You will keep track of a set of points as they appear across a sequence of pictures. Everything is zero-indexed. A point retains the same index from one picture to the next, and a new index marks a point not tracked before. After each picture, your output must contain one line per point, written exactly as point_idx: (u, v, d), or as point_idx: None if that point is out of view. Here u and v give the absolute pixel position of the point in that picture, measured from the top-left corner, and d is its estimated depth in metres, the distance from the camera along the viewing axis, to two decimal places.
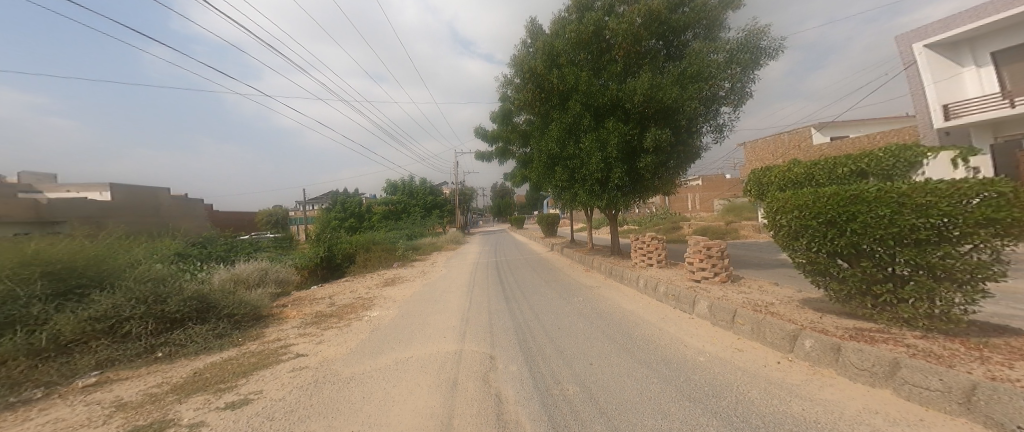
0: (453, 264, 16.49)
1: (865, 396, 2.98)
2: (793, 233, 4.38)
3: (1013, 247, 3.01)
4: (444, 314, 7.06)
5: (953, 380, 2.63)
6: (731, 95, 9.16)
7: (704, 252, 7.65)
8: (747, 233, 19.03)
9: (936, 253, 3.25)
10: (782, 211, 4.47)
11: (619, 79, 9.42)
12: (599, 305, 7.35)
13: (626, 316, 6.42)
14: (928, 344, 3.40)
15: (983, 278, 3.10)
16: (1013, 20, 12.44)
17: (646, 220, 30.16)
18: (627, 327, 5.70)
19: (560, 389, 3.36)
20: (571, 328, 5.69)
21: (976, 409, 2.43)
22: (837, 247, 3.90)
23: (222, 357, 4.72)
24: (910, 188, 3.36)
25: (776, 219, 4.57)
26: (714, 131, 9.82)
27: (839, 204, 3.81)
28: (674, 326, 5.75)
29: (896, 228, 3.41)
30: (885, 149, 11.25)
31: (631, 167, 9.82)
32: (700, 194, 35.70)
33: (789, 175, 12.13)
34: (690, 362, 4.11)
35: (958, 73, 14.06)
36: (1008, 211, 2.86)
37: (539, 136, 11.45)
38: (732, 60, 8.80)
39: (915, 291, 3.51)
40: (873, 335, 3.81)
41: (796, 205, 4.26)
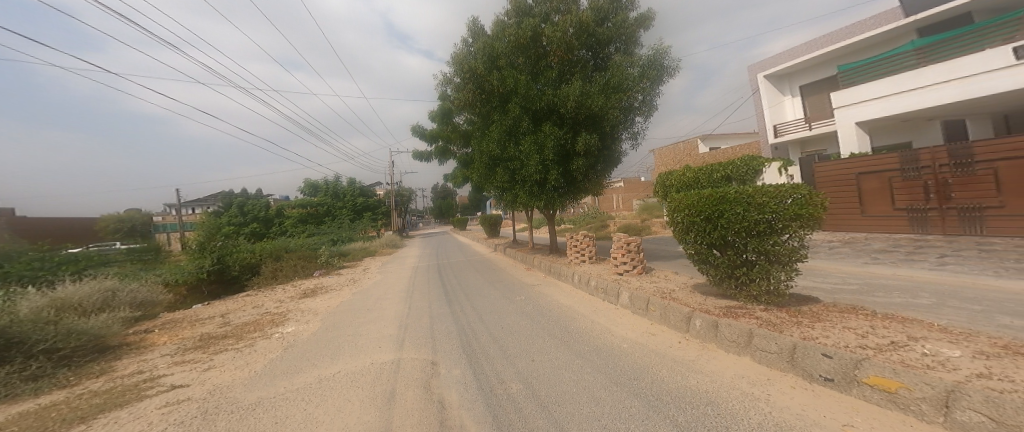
0: (387, 269, 15.71)
1: (737, 363, 3.65)
2: (683, 228, 5.07)
3: (812, 234, 4.02)
4: (377, 322, 6.74)
5: (784, 343, 3.35)
6: (644, 107, 10.11)
7: (625, 247, 8.45)
8: (658, 230, 21.37)
9: (770, 241, 4.14)
10: (677, 209, 5.16)
11: (551, 84, 9.84)
12: (541, 302, 7.67)
13: (563, 311, 6.81)
14: (769, 315, 4.24)
15: (797, 260, 4.03)
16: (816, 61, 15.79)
17: (579, 219, 31.98)
18: (564, 322, 6.07)
19: (504, 389, 3.51)
20: (509, 327, 5.91)
21: (797, 365, 3.14)
22: (712, 239, 4.63)
23: (41, 404, 3.90)
24: (753, 190, 4.23)
25: (673, 217, 5.27)
26: (630, 138, 10.77)
27: (713, 203, 4.55)
28: (601, 317, 6.27)
29: (746, 223, 4.21)
30: (742, 159, 13.42)
31: (566, 170, 10.29)
32: (623, 196, 39.04)
33: (683, 178, 13.99)
34: (616, 348, 4.57)
35: (780, 101, 17.35)
36: (811, 207, 3.91)
37: (479, 137, 11.48)
38: (643, 74, 9.74)
39: (760, 272, 4.36)
40: (735, 311, 4.60)
41: (687, 205, 4.99)
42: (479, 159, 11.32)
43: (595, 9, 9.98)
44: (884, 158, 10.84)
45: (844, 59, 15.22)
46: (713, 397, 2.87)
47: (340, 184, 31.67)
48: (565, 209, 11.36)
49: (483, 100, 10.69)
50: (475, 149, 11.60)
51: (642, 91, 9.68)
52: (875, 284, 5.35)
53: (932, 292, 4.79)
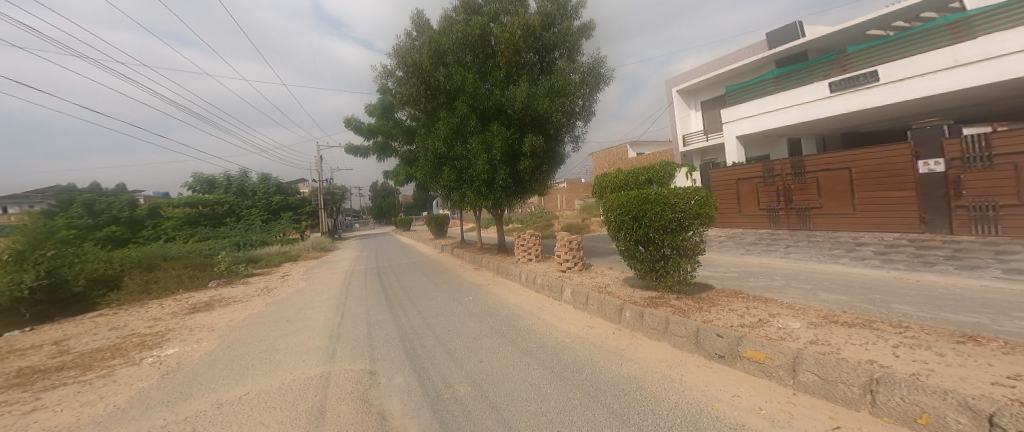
0: (315, 275, 14.36)
1: (660, 349, 3.99)
2: (613, 227, 5.42)
3: (708, 229, 4.73)
4: (302, 334, 6.14)
5: (691, 328, 3.76)
6: (584, 112, 10.24)
7: (567, 245, 8.83)
8: (596, 228, 22.51)
9: (680, 237, 4.71)
10: (608, 209, 5.46)
11: (498, 84, 9.83)
12: (488, 302, 7.58)
13: (511, 309, 6.77)
14: (680, 302, 4.75)
15: (699, 252, 4.68)
16: (710, 81, 17.80)
17: (526, 219, 32.47)
18: (512, 320, 6.01)
19: (451, 393, 3.28)
20: (453, 328, 5.72)
21: (701, 345, 3.56)
22: (637, 236, 5.01)
23: None
24: (669, 192, 4.73)
25: (605, 217, 5.59)
26: (573, 141, 10.98)
27: (637, 204, 4.92)
28: (547, 314, 6.31)
29: (663, 221, 4.69)
30: (660, 164, 14.83)
31: (513, 169, 10.35)
32: (567, 195, 40.55)
33: (617, 180, 15.00)
34: (559, 344, 4.64)
35: (687, 114, 19.20)
36: (707, 207, 4.63)
37: (425, 133, 11.18)
38: (584, 80, 9.81)
39: (672, 265, 4.90)
40: (656, 301, 5.02)
41: (616, 205, 5.30)
42: (425, 156, 11.02)
43: (543, 12, 9.98)
44: (750, 167, 12.54)
45: (729, 81, 17.29)
46: (650, 387, 3.05)
47: (248, 180, 24.50)
48: (512, 208, 11.48)
49: (431, 96, 10.50)
50: (420, 146, 11.30)
51: (583, 98, 9.78)
52: (758, 272, 6.36)
53: (796, 276, 5.86)
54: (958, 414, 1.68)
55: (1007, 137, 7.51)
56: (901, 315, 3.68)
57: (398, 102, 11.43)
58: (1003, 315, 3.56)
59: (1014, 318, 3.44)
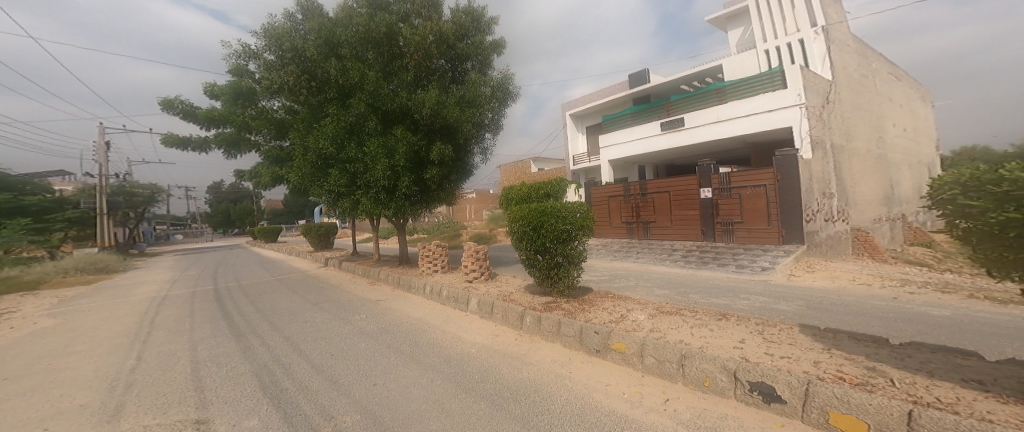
0: (63, 311, 8.91)
1: (554, 349, 4.01)
2: (514, 236, 5.66)
3: (589, 240, 5.39)
4: (77, 379, 4.00)
5: (576, 327, 3.93)
6: (493, 125, 10.37)
7: (475, 255, 8.77)
8: (501, 239, 22.87)
9: (569, 246, 5.25)
10: (511, 220, 5.68)
11: (402, 87, 9.51)
12: (383, 319, 6.69)
13: (412, 324, 6.10)
14: (568, 305, 5.13)
15: (584, 259, 5.30)
16: (592, 109, 19.91)
17: (431, 229, 31.45)
18: (414, 335, 5.40)
19: (336, 425, 2.71)
20: (335, 353, 4.64)
21: (585, 341, 3.75)
22: (535, 246, 5.33)
23: None
24: (561, 205, 5.24)
25: (507, 226, 5.79)
26: (481, 153, 11.06)
27: (536, 215, 5.29)
28: (452, 325, 5.81)
29: (554, 232, 5.16)
30: (552, 180, 16.07)
31: (418, 177, 10.02)
32: (475, 207, 40.80)
33: (521, 193, 15.89)
34: (464, 355, 4.22)
35: (575, 136, 21.19)
36: (589, 221, 5.29)
37: (306, 129, 9.99)
38: (493, 94, 9.97)
39: (563, 273, 5.38)
40: (552, 305, 5.26)
41: (519, 216, 5.55)
42: (307, 155, 9.84)
43: (456, 21, 10.02)
44: (614, 185, 13.55)
45: (607, 111, 19.59)
46: (554, 388, 3.00)
47: None
48: (418, 218, 10.98)
49: (318, 88, 9.61)
50: (298, 144, 10.08)
51: (491, 112, 9.94)
52: (619, 274, 7.44)
53: (642, 276, 7.20)
54: (722, 374, 2.55)
55: (738, 175, 10.33)
56: (744, 313, 4.42)
57: (267, 89, 9.97)
58: (806, 314, 4.57)
59: (742, 299, 5.30)
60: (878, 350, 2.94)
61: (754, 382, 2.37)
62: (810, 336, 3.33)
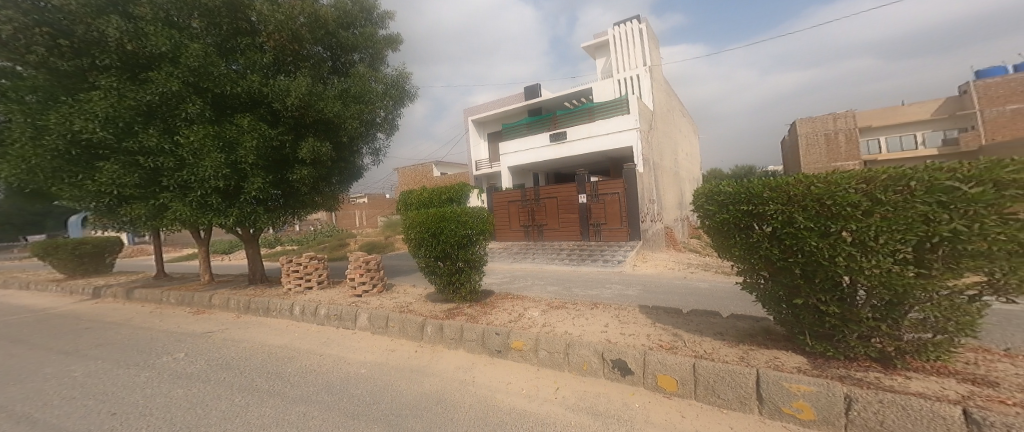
0: None
1: (459, 356, 3.85)
2: (413, 243, 5.45)
3: (488, 244, 5.57)
4: None
5: (478, 332, 3.88)
6: (385, 124, 8.07)
7: (363, 266, 7.54)
8: (399, 248, 21.54)
9: (470, 251, 5.33)
10: (408, 227, 5.47)
11: (252, 71, 6.40)
12: (218, 354, 4.55)
13: (273, 353, 4.46)
14: (471, 310, 5.09)
15: (484, 263, 5.41)
16: (495, 116, 20.43)
17: (310, 237, 27.79)
18: (281, 364, 4.09)
19: None
20: (118, 411, 3.02)
21: (487, 344, 3.75)
22: (435, 252, 5.24)
23: None
24: (462, 211, 5.29)
25: (405, 233, 5.55)
26: (373, 155, 8.56)
27: (435, 221, 5.21)
28: (333, 345, 4.70)
29: (456, 237, 5.17)
30: (457, 184, 16.11)
31: (279, 178, 6.85)
32: (367, 213, 37.78)
33: (421, 197, 15.46)
34: (350, 378, 3.59)
35: (478, 143, 21.27)
36: (487, 226, 5.48)
37: (43, 107, 5.82)
38: (386, 92, 7.64)
39: (464, 278, 5.41)
40: (456, 312, 5.14)
41: (417, 223, 5.37)
42: (45, 139, 5.72)
43: (337, 6, 7.27)
44: (514, 191, 13.90)
45: (509, 120, 20.34)
46: (457, 398, 2.92)
47: None
48: (279, 228, 7.72)
49: (76, 52, 5.80)
50: (25, 125, 5.75)
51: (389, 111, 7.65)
52: (517, 275, 7.78)
53: (535, 275, 7.68)
54: (594, 356, 2.98)
55: (604, 184, 12.02)
56: (621, 304, 4.93)
57: None
58: (665, 301, 5.32)
59: (604, 289, 6.00)
60: (678, 319, 3.73)
61: (614, 359, 2.88)
62: (677, 319, 3.75)
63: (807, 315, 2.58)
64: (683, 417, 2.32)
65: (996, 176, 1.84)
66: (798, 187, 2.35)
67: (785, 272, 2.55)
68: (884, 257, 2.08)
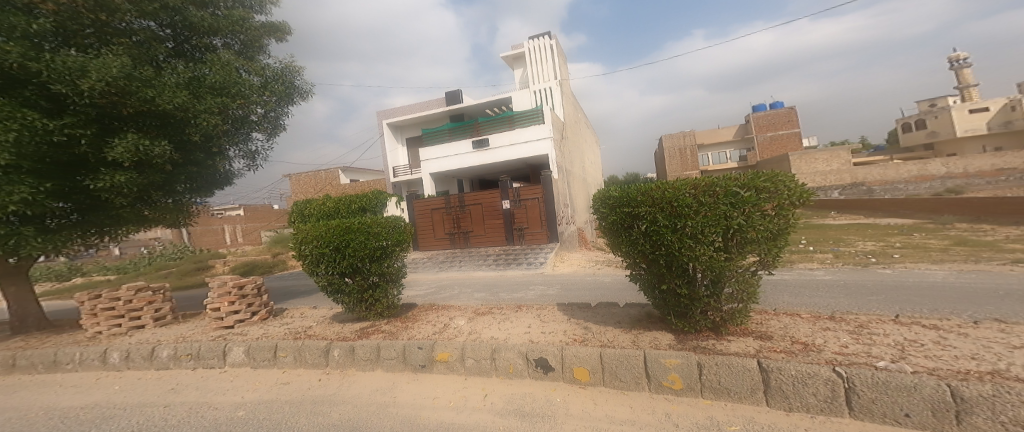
0: None
1: (375, 376, 3.53)
2: (312, 259, 4.76)
3: (406, 255, 5.33)
4: None
5: (397, 348, 3.58)
6: (264, 123, 7.39)
7: (232, 291, 5.29)
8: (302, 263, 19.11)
9: (386, 264, 5.01)
10: (303, 241, 4.77)
11: (8, 39, 4.30)
12: None
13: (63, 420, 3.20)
14: (390, 327, 4.62)
15: (402, 275, 5.18)
16: (415, 121, 19.94)
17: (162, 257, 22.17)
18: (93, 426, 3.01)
19: None
20: None
21: (408, 360, 3.52)
22: (342, 267, 4.71)
23: None
24: (371, 221, 4.88)
25: (298, 248, 4.79)
26: (245, 157, 7.73)
27: (341, 233, 4.67)
28: (194, 389, 3.71)
29: (369, 250, 4.75)
30: (371, 192, 14.47)
31: (68, 188, 4.88)
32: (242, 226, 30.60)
33: (323, 207, 13.76)
34: (234, 422, 2.90)
35: (395, 148, 20.49)
36: (404, 237, 5.23)
37: None
38: (265, 86, 7.00)
39: (380, 292, 5.06)
40: (369, 330, 4.74)
41: (316, 236, 4.71)
42: None
43: None
44: (436, 198, 13.60)
45: (429, 125, 20.06)
46: (369, 418, 2.73)
47: None
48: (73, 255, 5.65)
49: None
50: None
51: (266, 107, 6.98)
52: (442, 285, 7.65)
53: (463, 283, 7.65)
54: (519, 358, 3.06)
55: (526, 189, 12.43)
56: (532, 303, 5.15)
57: None
58: (568, 295, 5.73)
59: (530, 291, 6.21)
60: (590, 313, 4.00)
61: (534, 358, 3.00)
62: (585, 314, 3.98)
63: (666, 298, 3.05)
64: (595, 405, 2.50)
65: (759, 183, 2.55)
66: (657, 192, 2.77)
67: (655, 265, 2.96)
68: (706, 245, 2.64)
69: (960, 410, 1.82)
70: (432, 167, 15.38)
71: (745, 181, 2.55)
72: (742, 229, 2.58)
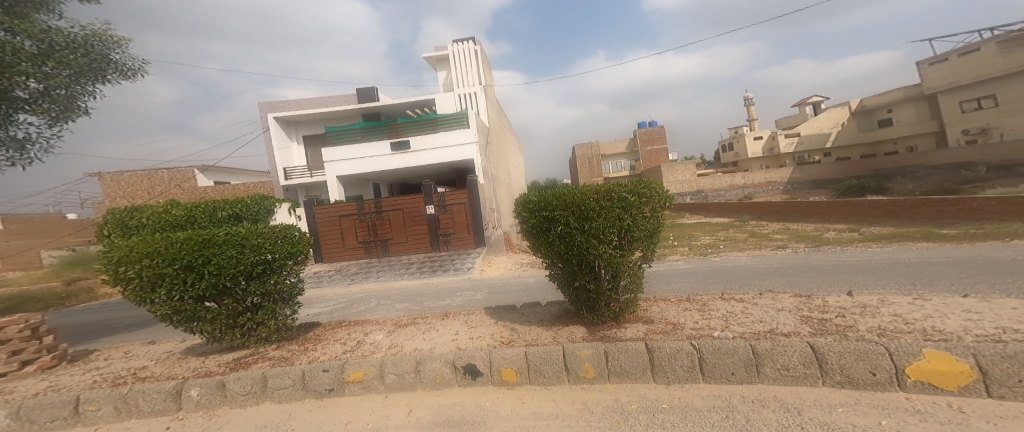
0: None
1: (254, 415, 3.00)
2: (146, 284, 3.42)
3: (302, 268, 4.13)
4: None
5: (294, 373, 3.17)
6: (46, 102, 5.67)
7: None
8: None
9: (272, 281, 3.80)
10: (127, 261, 3.37)
11: None
12: None
13: None
14: (281, 352, 3.78)
15: (298, 292, 4.04)
16: (313, 117, 18.12)
17: None
18: None
19: None
20: None
21: (309, 387, 3.13)
22: (199, 291, 3.44)
23: None
24: (248, 230, 3.62)
25: (119, 271, 3.41)
26: (11, 150, 5.85)
27: (192, 248, 3.36)
28: None
29: (241, 267, 3.52)
30: (251, 197, 12.22)
31: None
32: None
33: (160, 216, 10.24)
34: None
35: (288, 146, 18.12)
36: (299, 246, 4.04)
37: None
38: (46, 54, 5.45)
39: (265, 315, 3.84)
40: (246, 361, 3.64)
41: (149, 251, 3.34)
42: None
43: None
44: (346, 204, 12.45)
45: (330, 122, 18.45)
46: None
47: None
48: None
49: None
50: None
51: (48, 80, 5.42)
52: (358, 298, 7.06)
53: (382, 295, 7.13)
54: (447, 367, 2.98)
55: (451, 194, 12.16)
56: (456, 309, 5.06)
57: None
58: (488, 299, 5.77)
59: (458, 297, 6.12)
60: (517, 314, 4.09)
61: (461, 365, 2.96)
62: (500, 317, 4.04)
63: (577, 294, 3.26)
64: (522, 403, 2.56)
65: (640, 189, 2.93)
66: (568, 196, 2.96)
67: (567, 264, 3.17)
68: (606, 244, 2.94)
69: (758, 363, 2.48)
70: (339, 169, 14.12)
71: (631, 187, 2.92)
72: (631, 229, 2.94)
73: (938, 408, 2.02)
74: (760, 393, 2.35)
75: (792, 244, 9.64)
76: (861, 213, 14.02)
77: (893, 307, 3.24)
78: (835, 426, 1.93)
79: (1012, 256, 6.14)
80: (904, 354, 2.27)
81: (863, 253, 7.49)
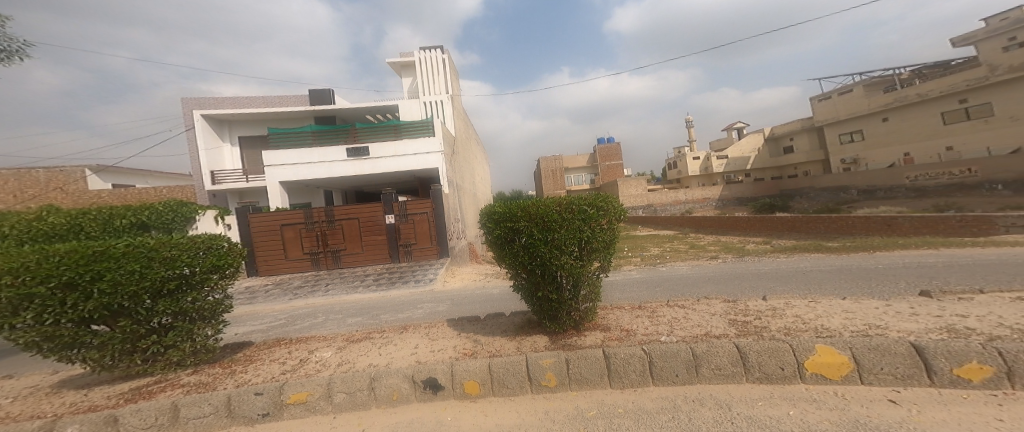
0: None
1: None
2: (6, 307, 2.87)
3: (230, 283, 3.74)
4: None
5: (217, 399, 2.87)
6: None
7: None
8: None
9: (188, 299, 3.39)
10: None
11: None
12: None
13: None
14: (198, 377, 3.36)
15: (224, 310, 3.64)
16: (249, 116, 16.70)
17: None
18: None
19: None
20: None
21: (235, 413, 2.84)
22: (85, 313, 2.98)
23: None
24: (157, 242, 3.22)
25: None
26: None
27: (76, 263, 2.91)
28: None
29: (145, 282, 3.11)
30: (165, 202, 10.77)
31: None
32: None
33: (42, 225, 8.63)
34: None
35: (219, 147, 16.54)
36: (227, 258, 3.67)
37: None
38: None
39: (178, 336, 3.40)
40: (149, 389, 3.19)
41: (10, 267, 2.81)
42: None
43: None
44: (289, 212, 11.52)
45: (269, 123, 17.10)
46: None
47: None
48: None
49: None
50: None
51: None
52: (301, 314, 6.56)
53: (334, 309, 6.74)
54: (404, 382, 2.89)
55: (413, 203, 11.75)
56: (417, 321, 4.92)
57: None
58: (449, 311, 5.67)
59: (418, 309, 5.97)
60: (478, 324, 4.08)
61: (416, 379, 2.88)
62: (457, 330, 3.98)
63: (540, 303, 3.33)
64: (485, 416, 2.54)
65: (598, 202, 3.08)
66: (531, 207, 3.05)
67: (530, 274, 3.23)
68: (568, 255, 3.06)
69: (695, 364, 2.70)
70: (281, 174, 13.13)
71: (590, 200, 3.06)
72: (590, 240, 3.08)
73: (829, 396, 2.36)
74: (695, 393, 2.55)
75: (722, 255, 10.53)
76: (771, 227, 15.89)
77: (795, 309, 3.69)
78: (756, 419, 2.15)
79: (876, 264, 7.39)
80: (803, 350, 2.62)
81: (776, 262, 8.45)
